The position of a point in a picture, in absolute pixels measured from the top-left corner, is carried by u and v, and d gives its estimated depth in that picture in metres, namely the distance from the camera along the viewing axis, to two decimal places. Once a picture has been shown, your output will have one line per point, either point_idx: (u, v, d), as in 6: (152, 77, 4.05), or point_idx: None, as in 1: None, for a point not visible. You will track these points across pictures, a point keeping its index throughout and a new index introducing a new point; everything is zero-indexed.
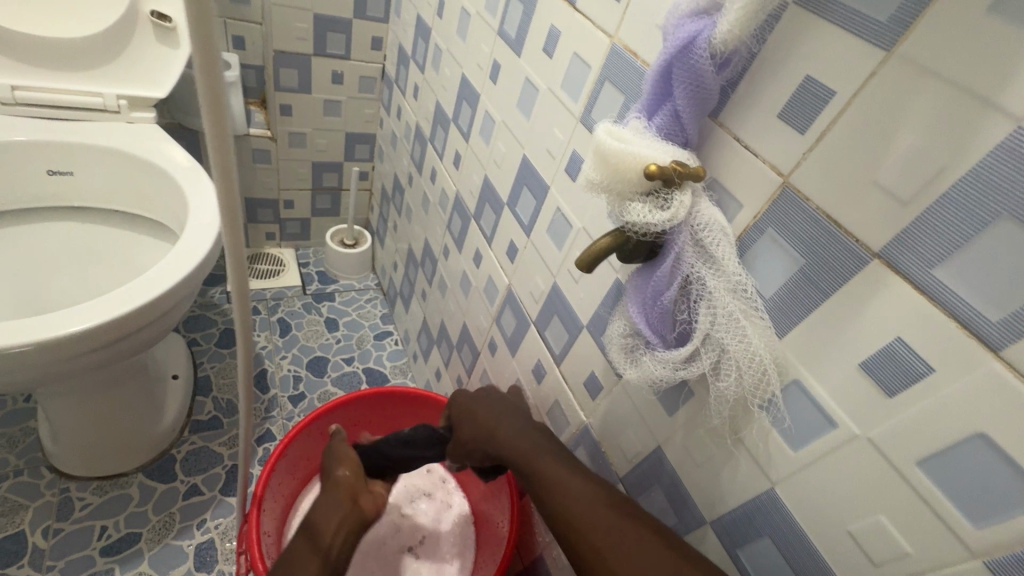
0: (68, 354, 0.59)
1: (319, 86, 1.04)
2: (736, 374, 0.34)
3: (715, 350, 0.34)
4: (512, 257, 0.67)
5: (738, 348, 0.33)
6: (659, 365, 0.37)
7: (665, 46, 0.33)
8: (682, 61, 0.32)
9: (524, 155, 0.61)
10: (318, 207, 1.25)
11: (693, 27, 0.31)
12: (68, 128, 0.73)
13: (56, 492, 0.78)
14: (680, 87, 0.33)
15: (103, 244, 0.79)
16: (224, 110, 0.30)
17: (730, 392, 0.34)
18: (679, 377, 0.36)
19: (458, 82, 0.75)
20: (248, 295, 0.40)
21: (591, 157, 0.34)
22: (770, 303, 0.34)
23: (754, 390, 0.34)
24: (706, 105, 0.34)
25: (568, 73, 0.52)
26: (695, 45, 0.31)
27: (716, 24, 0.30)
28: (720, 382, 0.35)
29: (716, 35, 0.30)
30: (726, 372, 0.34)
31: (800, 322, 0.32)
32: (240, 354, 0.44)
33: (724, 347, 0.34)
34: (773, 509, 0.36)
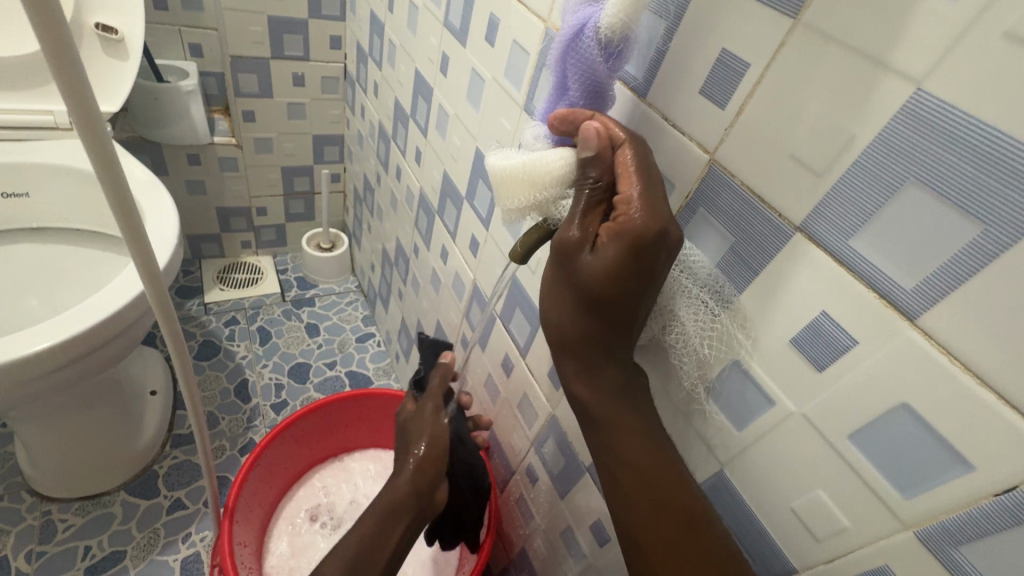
0: (28, 376, 0.58)
1: (280, 89, 1.03)
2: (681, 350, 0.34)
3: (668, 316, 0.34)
4: (475, 251, 0.66)
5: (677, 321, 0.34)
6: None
7: (561, 35, 0.32)
8: (576, 51, 0.31)
9: (477, 147, 0.60)
10: (292, 211, 1.24)
11: (583, 14, 0.30)
12: (20, 148, 0.72)
13: (38, 515, 0.78)
14: (577, 79, 0.32)
15: (65, 263, 0.78)
16: (95, 113, 0.27)
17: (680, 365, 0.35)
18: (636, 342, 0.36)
19: (413, 77, 0.74)
20: (169, 305, 0.39)
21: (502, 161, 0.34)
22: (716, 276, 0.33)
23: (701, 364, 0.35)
24: (600, 101, 0.34)
25: (510, 61, 0.51)
26: (584, 32, 0.30)
27: (603, 11, 0.29)
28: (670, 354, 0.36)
29: (603, 23, 0.29)
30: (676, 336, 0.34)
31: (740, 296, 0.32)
32: (179, 369, 0.43)
33: (674, 313, 0.34)
34: (723, 490, 0.36)
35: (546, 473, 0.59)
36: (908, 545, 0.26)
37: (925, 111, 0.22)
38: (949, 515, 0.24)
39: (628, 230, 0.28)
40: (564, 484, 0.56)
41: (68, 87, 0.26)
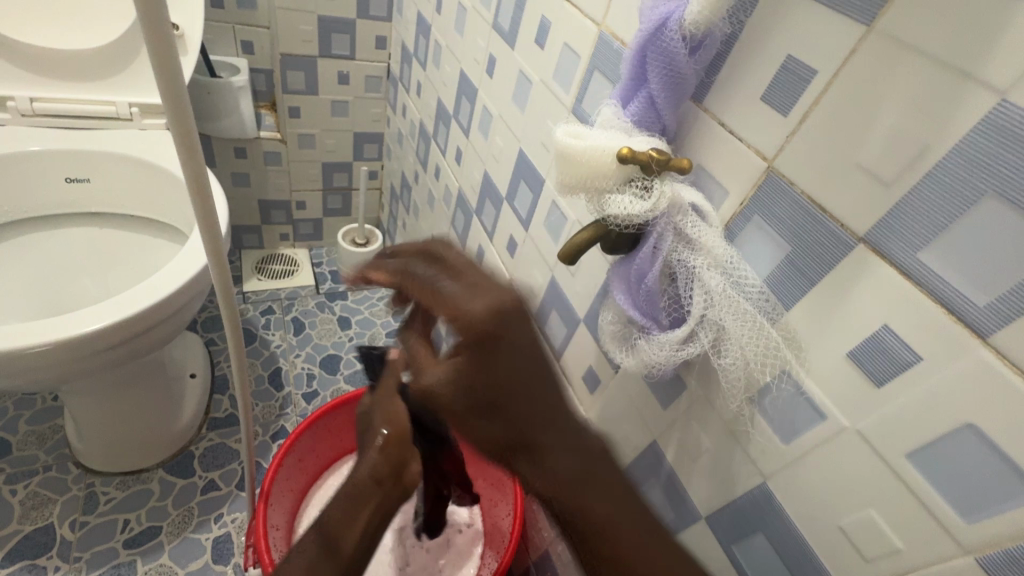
0: (84, 353, 0.61)
1: (325, 86, 1.06)
2: (738, 352, 0.32)
3: (713, 329, 0.33)
4: (512, 252, 0.67)
5: (732, 322, 0.32)
6: (656, 349, 0.35)
7: (640, 28, 0.32)
8: (655, 44, 0.31)
9: (521, 148, 0.61)
10: (330, 206, 1.27)
11: (665, 8, 0.31)
12: (84, 137, 0.76)
13: (83, 486, 0.81)
14: (655, 71, 0.32)
15: (120, 248, 0.82)
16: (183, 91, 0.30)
17: (734, 370, 0.33)
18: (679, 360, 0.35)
19: (457, 77, 0.75)
20: (229, 280, 0.42)
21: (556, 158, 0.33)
22: (769, 281, 0.33)
23: (760, 363, 0.32)
24: (681, 90, 0.33)
25: (560, 64, 0.51)
26: (666, 27, 0.31)
27: (687, 5, 0.30)
28: (722, 360, 0.33)
29: (687, 17, 0.30)
30: (727, 350, 0.33)
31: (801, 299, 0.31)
32: (232, 349, 0.46)
33: (727, 316, 0.32)
34: (766, 505, 0.35)
35: None
36: (966, 570, 0.25)
37: (1009, 123, 0.21)
38: (1014, 543, 0.23)
39: (461, 311, 0.31)
40: None
41: (164, 78, 0.29)
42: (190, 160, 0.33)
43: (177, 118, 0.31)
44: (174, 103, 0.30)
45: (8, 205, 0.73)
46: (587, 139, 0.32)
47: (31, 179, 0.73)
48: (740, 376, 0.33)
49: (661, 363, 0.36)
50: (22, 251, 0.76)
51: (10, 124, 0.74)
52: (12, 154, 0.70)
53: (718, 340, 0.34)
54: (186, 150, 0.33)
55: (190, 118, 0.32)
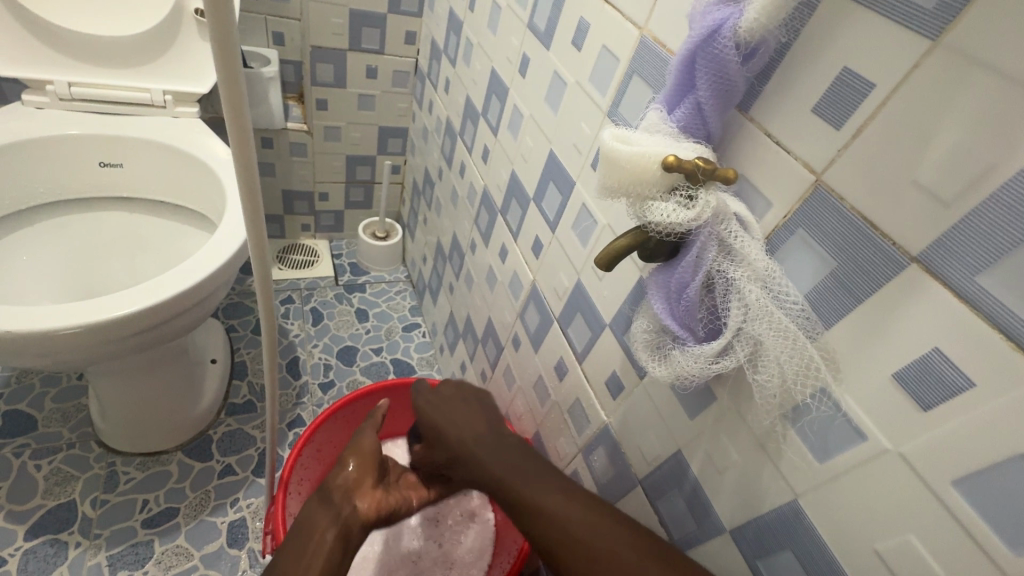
0: (114, 336, 0.62)
1: (353, 80, 1.06)
2: (777, 366, 0.32)
3: (750, 343, 0.33)
4: (537, 253, 0.66)
5: (772, 336, 0.31)
6: (691, 360, 0.34)
7: (691, 34, 0.32)
8: (707, 50, 0.31)
9: (551, 149, 0.60)
10: (351, 199, 1.27)
11: (718, 14, 0.30)
12: (119, 122, 0.78)
13: (104, 465, 0.83)
14: (704, 77, 0.32)
15: (149, 233, 0.83)
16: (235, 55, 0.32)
17: (772, 384, 0.32)
18: (712, 372, 0.35)
19: (488, 75, 0.75)
20: (264, 247, 0.44)
21: (600, 163, 0.33)
22: (810, 297, 0.32)
23: (799, 379, 0.32)
24: (729, 96, 0.32)
25: (597, 67, 0.50)
26: (719, 33, 0.30)
27: (743, 12, 0.29)
28: (759, 374, 0.33)
29: (743, 24, 0.29)
30: (764, 365, 0.32)
31: (844, 316, 0.30)
32: (264, 318, 0.48)
33: (767, 331, 0.31)
34: (797, 522, 0.35)
35: (592, 481, 0.59)
36: None
37: None
38: None
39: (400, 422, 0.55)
40: (611, 495, 0.56)
41: (218, 39, 0.31)
42: (234, 115, 0.35)
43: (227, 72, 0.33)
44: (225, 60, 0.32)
45: (43, 187, 0.74)
46: (636, 146, 0.31)
47: (67, 162, 0.75)
48: (777, 390, 0.33)
49: (695, 374, 0.35)
50: (55, 233, 0.77)
51: (49, 107, 0.75)
52: (50, 137, 0.72)
53: (755, 354, 0.33)
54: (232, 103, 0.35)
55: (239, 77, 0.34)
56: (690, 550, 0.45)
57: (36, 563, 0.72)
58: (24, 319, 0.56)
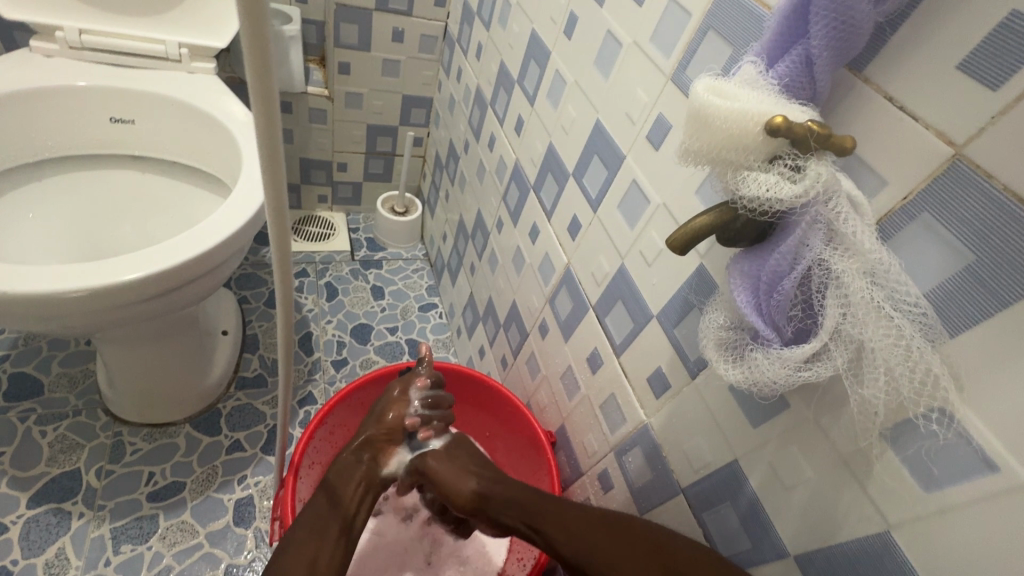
0: (119, 302, 0.58)
1: (378, 43, 1.00)
2: (888, 377, 0.26)
3: (850, 347, 0.28)
4: (573, 234, 0.61)
5: (885, 342, 0.26)
6: (776, 366, 0.29)
7: None
8: None
9: (598, 119, 0.55)
10: (371, 171, 1.22)
11: None
12: (131, 75, 0.73)
13: (110, 435, 0.80)
14: (821, 22, 0.26)
15: (161, 195, 0.79)
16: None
17: (879, 399, 0.27)
18: (798, 380, 0.30)
19: (527, 38, 0.69)
20: (287, 219, 0.38)
21: (686, 122, 0.28)
22: (933, 296, 0.27)
23: (913, 394, 0.26)
24: (850, 46, 0.27)
25: (660, 23, 0.44)
26: None
27: None
28: (863, 386, 0.28)
29: None
30: (870, 374, 0.27)
31: (980, 321, 0.25)
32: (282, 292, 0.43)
33: (880, 337, 0.26)
34: (887, 557, 0.30)
35: (624, 483, 0.54)
36: None
37: None
38: None
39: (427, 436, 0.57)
40: (645, 500, 0.51)
41: None
42: (258, 77, 0.30)
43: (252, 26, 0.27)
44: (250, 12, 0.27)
45: (50, 141, 0.70)
46: (733, 101, 0.26)
47: (75, 115, 0.70)
48: (884, 405, 0.28)
49: (778, 381, 0.30)
50: (63, 191, 0.73)
51: (58, 56, 0.71)
52: (56, 88, 0.67)
53: (857, 360, 0.28)
54: (257, 66, 0.30)
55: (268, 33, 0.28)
56: (741, 570, 0.41)
57: (38, 533, 0.70)
58: (22, 280, 0.53)
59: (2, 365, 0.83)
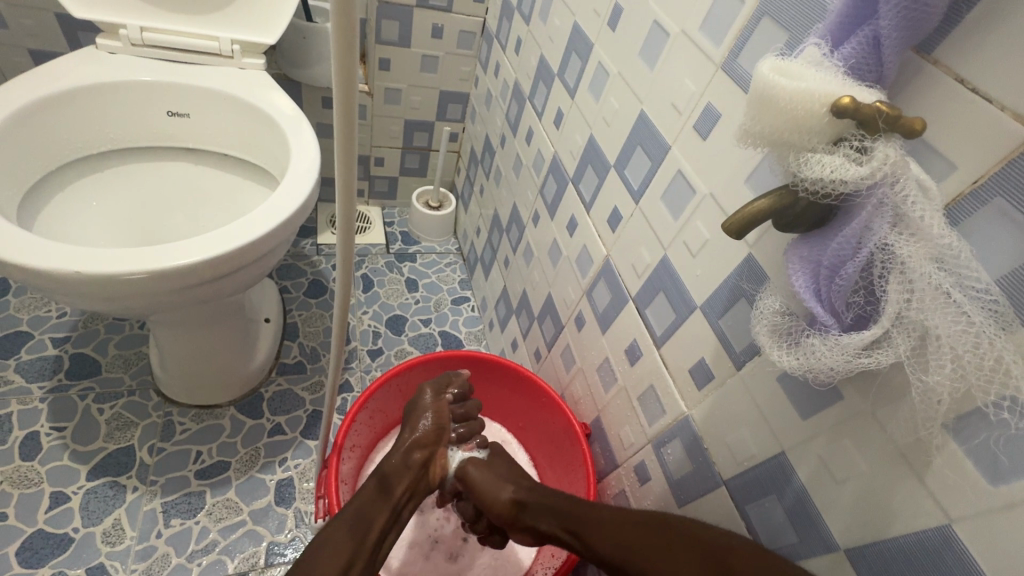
0: (176, 284, 0.61)
1: (418, 39, 1.02)
2: (954, 365, 0.26)
3: (914, 334, 0.27)
4: (614, 226, 0.61)
5: (951, 329, 0.25)
6: (833, 352, 0.29)
7: None
8: None
9: (641, 110, 0.55)
10: (407, 166, 1.24)
11: None
12: (187, 70, 0.76)
13: (161, 414, 0.84)
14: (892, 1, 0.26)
15: (212, 186, 0.82)
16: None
17: (942, 387, 0.26)
18: (857, 367, 0.29)
19: (569, 32, 0.69)
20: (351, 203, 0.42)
21: (750, 100, 0.28)
22: (1005, 283, 0.26)
23: (982, 383, 0.26)
24: (920, 27, 0.26)
25: (710, 11, 0.44)
26: None
27: None
28: (926, 374, 0.27)
29: None
30: (934, 362, 0.26)
31: None
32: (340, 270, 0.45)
33: (946, 325, 0.25)
34: (947, 551, 0.29)
35: (662, 476, 0.54)
36: None
37: None
38: None
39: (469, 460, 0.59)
40: (683, 493, 0.51)
41: None
42: (344, 52, 0.33)
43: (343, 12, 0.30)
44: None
45: (113, 133, 0.74)
46: (801, 80, 0.26)
47: (134, 109, 0.74)
48: (947, 393, 0.27)
49: (835, 369, 0.30)
50: (123, 181, 0.77)
51: (120, 52, 0.74)
52: (119, 82, 0.71)
53: (920, 349, 0.27)
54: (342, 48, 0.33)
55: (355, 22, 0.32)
56: None
57: (97, 503, 0.74)
58: (89, 262, 0.56)
59: (64, 346, 0.88)
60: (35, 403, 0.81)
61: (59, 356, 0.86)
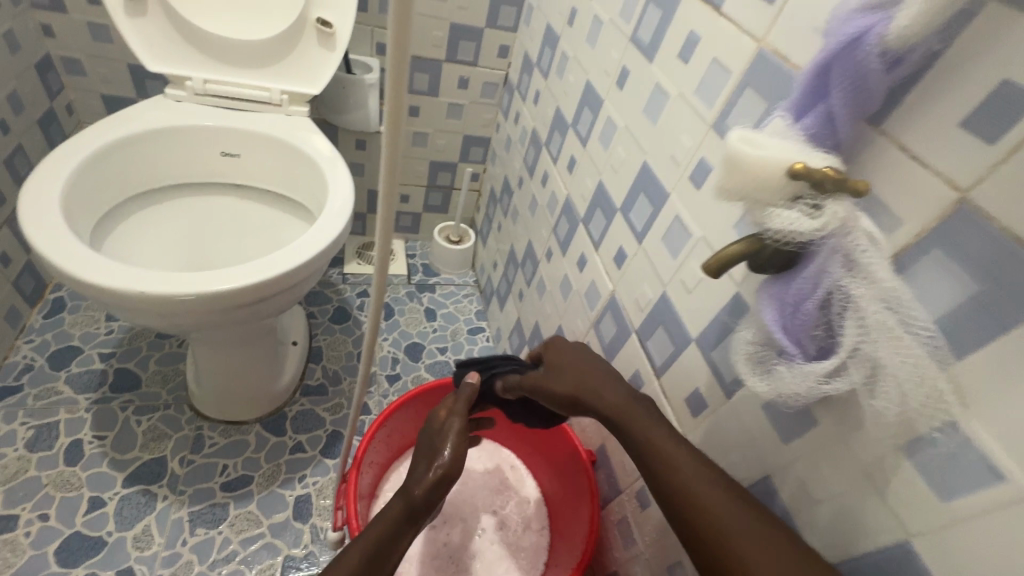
0: (222, 306, 0.67)
1: (446, 89, 1.11)
2: (897, 391, 0.30)
3: (865, 365, 0.31)
4: (620, 263, 0.66)
5: (895, 361, 0.29)
6: (797, 379, 0.33)
7: (826, 43, 0.32)
8: (845, 58, 0.30)
9: (645, 161, 0.61)
10: (431, 203, 1.32)
11: (862, 21, 0.30)
12: (241, 117, 0.85)
13: (193, 428, 0.90)
14: (839, 86, 0.31)
15: (255, 219, 0.90)
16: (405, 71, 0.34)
17: (890, 412, 0.30)
18: (820, 392, 0.33)
19: (582, 88, 0.77)
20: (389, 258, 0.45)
21: (721, 163, 0.34)
22: (942, 322, 0.30)
23: (924, 409, 0.29)
24: (864, 105, 0.32)
25: (703, 79, 0.51)
26: (861, 41, 0.30)
27: (891, 19, 0.29)
28: (876, 400, 0.31)
29: (891, 30, 0.28)
30: (882, 390, 0.30)
31: (983, 345, 0.28)
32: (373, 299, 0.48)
33: (888, 356, 0.29)
34: (908, 565, 0.32)
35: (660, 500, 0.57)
36: None
37: None
38: None
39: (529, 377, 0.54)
40: None
41: (396, 60, 0.33)
42: (392, 125, 0.37)
43: (395, 80, 0.34)
44: (395, 97, 0.35)
45: (173, 170, 0.83)
46: (763, 149, 0.32)
47: (193, 149, 0.83)
48: (896, 418, 0.31)
49: (801, 393, 0.34)
50: (177, 212, 0.85)
51: (185, 100, 0.84)
52: (181, 126, 0.80)
53: (872, 377, 0.32)
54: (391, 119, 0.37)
55: (405, 69, 0.34)
56: None
57: (130, 509, 0.79)
58: (148, 283, 0.63)
59: (109, 361, 0.95)
60: (81, 412, 0.87)
61: (104, 370, 0.93)
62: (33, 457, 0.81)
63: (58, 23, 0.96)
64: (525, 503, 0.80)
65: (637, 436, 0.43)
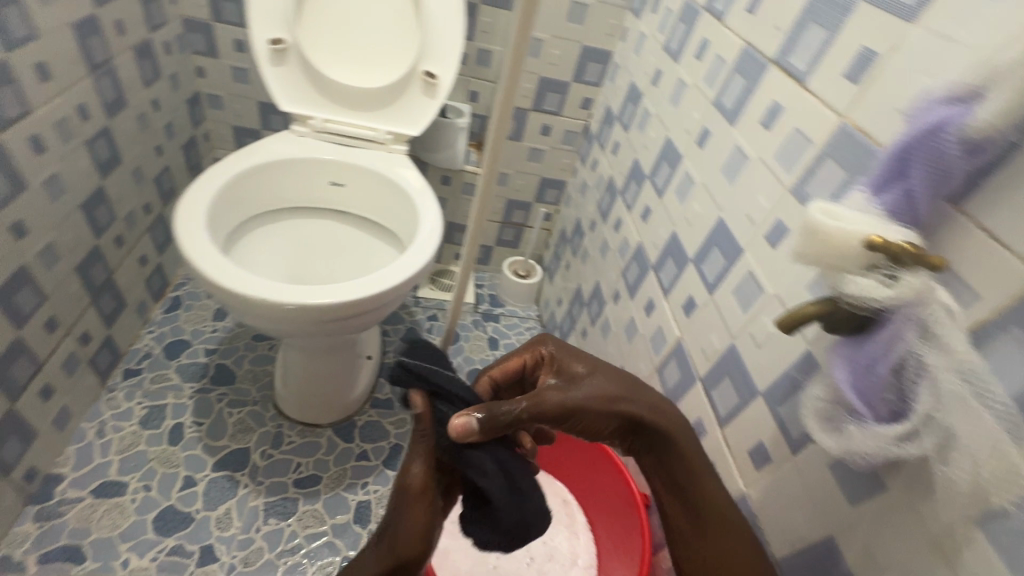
0: (321, 317, 0.76)
1: (530, 135, 1.20)
2: (971, 464, 0.30)
3: (938, 435, 0.32)
4: (688, 311, 0.68)
5: (966, 433, 0.30)
6: (868, 440, 0.35)
7: (908, 128, 0.34)
8: (926, 143, 0.33)
9: (721, 217, 0.64)
10: (503, 238, 1.40)
11: (944, 112, 0.32)
12: (351, 152, 0.97)
13: (274, 425, 0.99)
14: (920, 166, 0.34)
15: (350, 241, 1.00)
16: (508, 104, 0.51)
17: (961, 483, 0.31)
18: (891, 455, 0.35)
19: (662, 143, 0.81)
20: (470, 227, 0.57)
21: (800, 231, 0.37)
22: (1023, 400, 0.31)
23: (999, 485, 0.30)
24: (946, 185, 0.34)
25: (785, 146, 0.54)
26: (942, 130, 0.32)
27: (973, 112, 0.31)
28: (947, 469, 0.32)
29: (972, 122, 0.31)
30: (953, 461, 0.31)
31: None
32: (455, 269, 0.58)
33: (962, 427, 0.30)
34: None
35: None
36: None
37: None
38: None
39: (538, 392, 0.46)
40: None
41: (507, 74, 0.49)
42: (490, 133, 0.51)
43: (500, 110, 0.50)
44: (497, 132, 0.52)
45: (289, 194, 0.95)
46: (842, 223, 0.34)
47: (308, 177, 0.95)
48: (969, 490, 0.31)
49: (871, 454, 0.35)
50: (287, 231, 0.97)
51: (306, 136, 0.97)
52: (301, 158, 0.92)
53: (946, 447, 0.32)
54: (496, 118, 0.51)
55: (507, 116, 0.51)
56: None
57: (216, 492, 0.88)
58: (265, 291, 0.72)
59: (212, 356, 1.07)
60: (185, 399, 0.99)
61: (207, 363, 1.05)
62: (143, 434, 0.93)
63: (211, 66, 1.14)
64: (575, 539, 0.81)
65: (672, 445, 0.48)
